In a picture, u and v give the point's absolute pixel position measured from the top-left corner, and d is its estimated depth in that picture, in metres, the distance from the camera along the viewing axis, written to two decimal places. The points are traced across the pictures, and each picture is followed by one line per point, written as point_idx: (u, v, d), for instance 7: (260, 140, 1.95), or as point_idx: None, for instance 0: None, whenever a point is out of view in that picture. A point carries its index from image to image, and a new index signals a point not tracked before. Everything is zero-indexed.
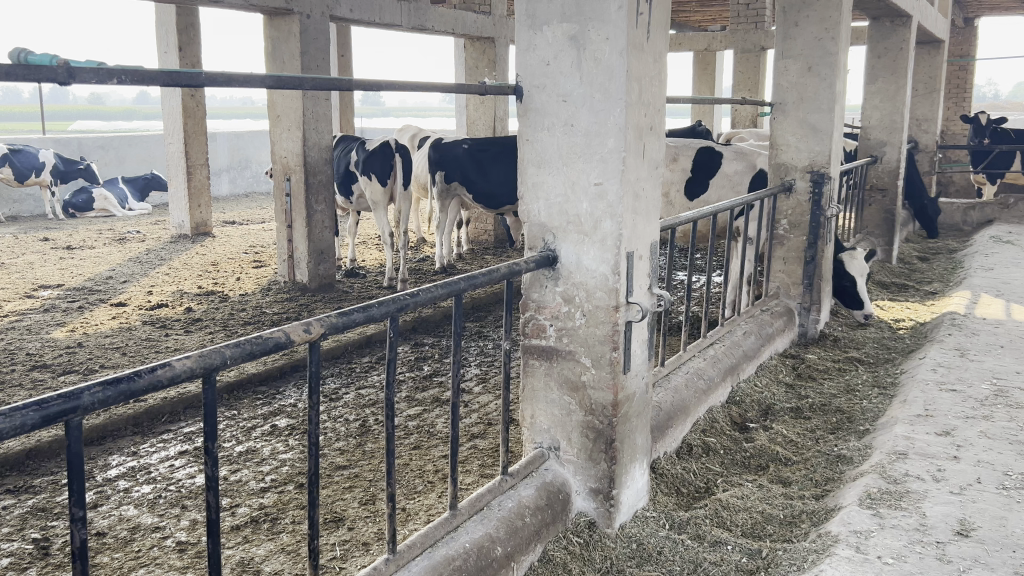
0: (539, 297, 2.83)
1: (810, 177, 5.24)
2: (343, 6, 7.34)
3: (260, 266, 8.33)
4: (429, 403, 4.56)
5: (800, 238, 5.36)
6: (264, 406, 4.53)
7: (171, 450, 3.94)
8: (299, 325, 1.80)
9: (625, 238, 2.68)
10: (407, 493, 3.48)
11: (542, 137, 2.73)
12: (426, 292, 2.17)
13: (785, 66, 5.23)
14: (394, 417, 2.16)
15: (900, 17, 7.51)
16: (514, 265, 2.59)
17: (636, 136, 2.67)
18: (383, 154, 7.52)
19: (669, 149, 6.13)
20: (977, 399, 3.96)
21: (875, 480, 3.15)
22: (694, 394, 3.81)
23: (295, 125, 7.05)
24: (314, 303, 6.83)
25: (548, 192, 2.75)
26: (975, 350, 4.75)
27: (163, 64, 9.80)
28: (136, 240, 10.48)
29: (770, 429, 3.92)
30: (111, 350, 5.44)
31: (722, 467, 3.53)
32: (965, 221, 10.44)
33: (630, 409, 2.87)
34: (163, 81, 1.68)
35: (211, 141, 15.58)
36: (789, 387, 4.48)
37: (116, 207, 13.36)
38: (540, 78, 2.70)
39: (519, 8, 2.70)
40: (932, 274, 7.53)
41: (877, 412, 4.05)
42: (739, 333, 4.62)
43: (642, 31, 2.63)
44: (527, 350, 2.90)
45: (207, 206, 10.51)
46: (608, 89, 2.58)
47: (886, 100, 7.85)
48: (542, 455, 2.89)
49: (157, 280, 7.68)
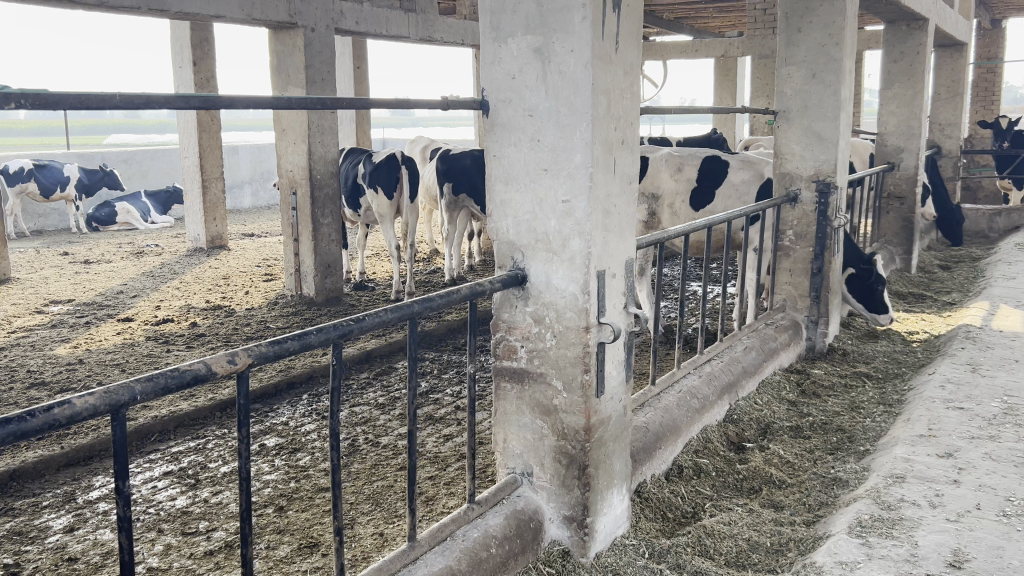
0: (510, 318, 2.74)
1: (815, 186, 5.10)
2: (349, 18, 7.33)
3: (270, 280, 8.33)
4: (421, 421, 4.47)
5: (807, 249, 5.22)
6: (256, 424, 4.48)
7: (155, 470, 3.90)
8: (223, 356, 1.73)
9: (596, 256, 2.57)
10: (389, 516, 3.40)
11: (509, 153, 2.64)
12: (372, 318, 2.09)
13: (789, 73, 5.11)
14: (339, 447, 2.07)
15: (915, 20, 7.33)
16: (477, 285, 2.49)
17: (605, 150, 2.57)
18: (389, 166, 7.48)
19: (673, 160, 5.97)
20: (984, 418, 3.79)
21: (868, 506, 3.01)
22: (686, 413, 3.68)
23: (301, 138, 7.05)
24: (318, 317, 6.79)
25: (516, 210, 2.66)
26: (987, 365, 4.56)
27: (178, 79, 9.86)
28: (153, 254, 10.55)
29: (767, 450, 3.79)
30: (111, 367, 5.43)
31: (713, 490, 3.41)
32: (990, 227, 10.17)
33: (605, 434, 2.77)
34: (71, 103, 1.65)
35: (233, 154, 15.68)
36: (791, 405, 4.33)
37: (138, 220, 13.44)
38: (506, 92, 2.61)
39: (483, 20, 2.62)
40: (953, 283, 7.31)
41: (879, 431, 3.90)
42: (739, 348, 4.48)
43: (610, 43, 2.53)
44: (498, 372, 2.81)
45: (222, 220, 10.53)
46: (573, 102, 2.48)
47: (902, 105, 7.68)
48: (514, 481, 2.80)
49: (167, 294, 7.70)
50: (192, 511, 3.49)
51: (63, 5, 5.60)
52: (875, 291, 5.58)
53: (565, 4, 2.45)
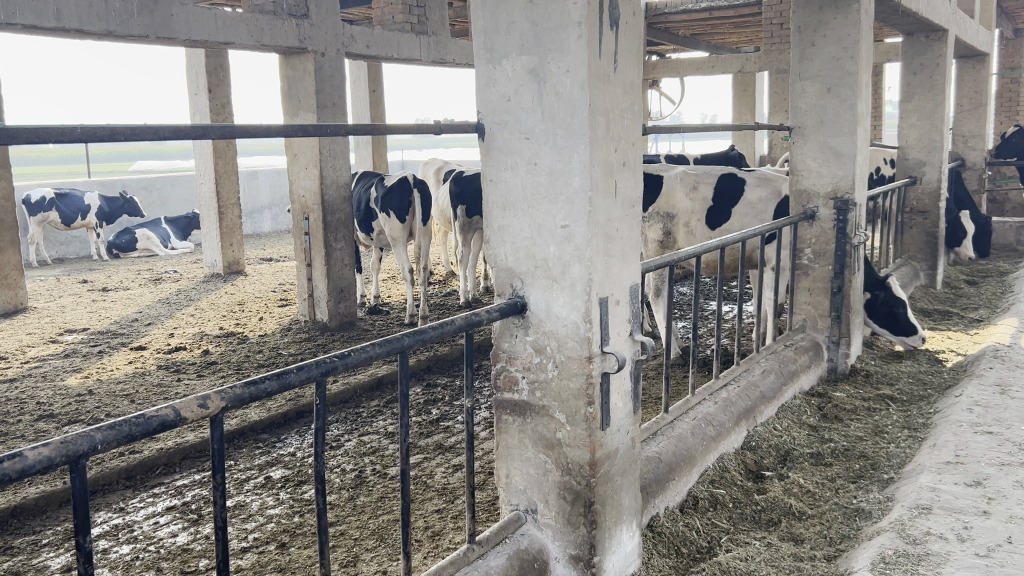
0: (510, 347, 2.64)
1: (833, 204, 4.97)
2: (360, 42, 7.31)
3: (284, 305, 8.29)
4: (431, 450, 4.35)
5: (825, 267, 5.06)
6: (261, 456, 4.40)
7: (158, 505, 3.81)
8: (194, 400, 1.64)
9: (597, 282, 2.46)
10: (392, 554, 3.28)
11: (505, 177, 2.55)
12: (358, 353, 2.00)
13: (803, 88, 4.99)
14: (323, 489, 1.97)
15: (935, 31, 7.17)
16: (473, 314, 2.38)
17: (605, 173, 2.47)
18: (401, 190, 7.43)
19: (689, 177, 5.83)
20: (1014, 443, 3.63)
21: (892, 540, 2.86)
22: (701, 441, 3.54)
23: (312, 163, 7.02)
24: (331, 343, 6.71)
25: (513, 236, 2.57)
26: (1017, 386, 4.38)
27: (194, 105, 9.90)
28: (171, 280, 10.55)
29: (786, 478, 3.65)
30: (119, 397, 5.37)
31: (730, 524, 3.27)
32: (1018, 240, 9.93)
33: (612, 468, 2.64)
34: (27, 136, 1.58)
35: (252, 179, 15.75)
36: (812, 430, 4.18)
37: (158, 246, 13.44)
38: (502, 114, 2.52)
39: (477, 41, 2.54)
40: (979, 299, 7.11)
41: (904, 458, 3.74)
42: (757, 371, 4.34)
43: (608, 62, 2.44)
44: (499, 404, 2.70)
45: (239, 245, 10.52)
46: (570, 125, 2.38)
47: (923, 118, 7.53)
48: (518, 518, 2.69)
49: (181, 322, 7.67)
50: (193, 548, 3.40)
51: (71, 36, 5.60)
52: (899, 312, 5.42)
53: (560, 23, 2.36)
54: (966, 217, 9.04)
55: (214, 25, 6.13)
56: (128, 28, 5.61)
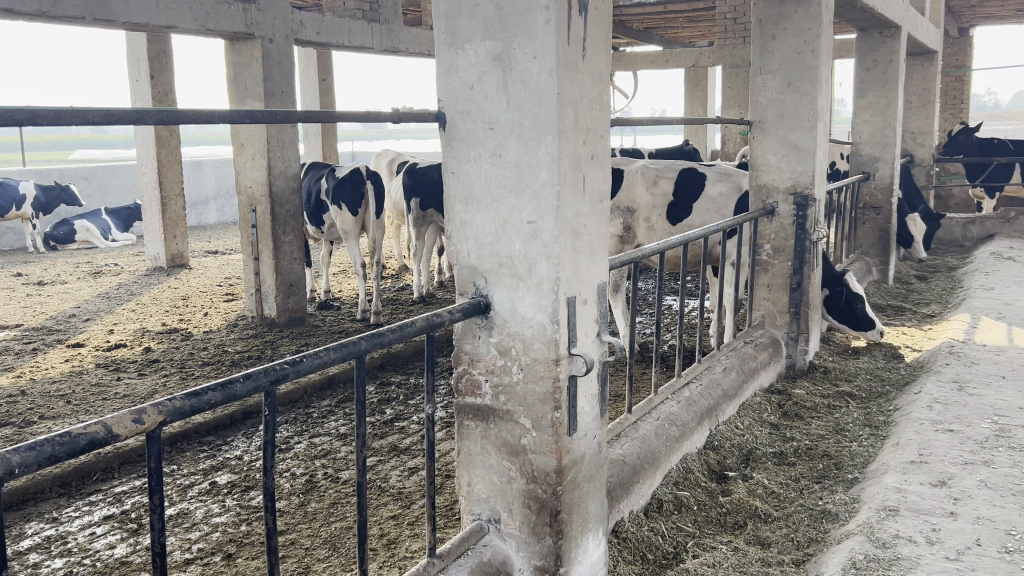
0: (473, 349, 2.50)
1: (793, 199, 4.93)
2: (309, 29, 7.08)
3: (230, 300, 8.03)
4: (385, 452, 4.20)
5: (785, 263, 5.03)
6: (206, 459, 4.20)
7: (95, 514, 3.60)
8: (128, 415, 1.48)
9: (565, 281, 2.34)
10: (346, 564, 3.13)
11: (468, 169, 2.41)
12: (311, 359, 1.84)
13: (763, 82, 4.94)
14: (272, 506, 1.81)
15: (888, 28, 7.20)
16: (434, 315, 2.24)
17: (573, 167, 2.35)
18: (353, 181, 7.22)
19: (649, 172, 5.76)
20: (976, 441, 3.61)
21: (861, 544, 2.80)
22: (665, 442, 3.46)
23: (260, 153, 6.78)
24: (280, 340, 6.49)
25: (476, 232, 2.43)
26: (974, 383, 4.38)
27: (135, 92, 9.54)
28: (111, 274, 10.17)
29: (750, 479, 3.58)
30: (55, 398, 5.10)
31: (696, 527, 3.19)
32: (964, 236, 10.08)
33: (578, 475, 2.53)
34: None
35: (197, 169, 15.32)
36: (773, 429, 4.12)
37: (98, 238, 12.97)
38: (464, 103, 2.38)
39: (438, 25, 2.40)
40: (930, 294, 7.18)
41: (868, 457, 3.70)
42: (718, 369, 4.27)
43: (577, 48, 2.31)
44: (461, 409, 2.57)
45: (183, 237, 10.17)
46: (537, 115, 2.26)
47: (877, 114, 7.58)
48: (481, 528, 2.56)
49: (122, 317, 7.37)
50: (132, 561, 3.19)
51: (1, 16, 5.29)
52: (857, 307, 5.42)
53: (527, 6, 2.22)
54: (914, 219, 9.04)
55: (156, 8, 5.86)
56: (63, 9, 5.33)
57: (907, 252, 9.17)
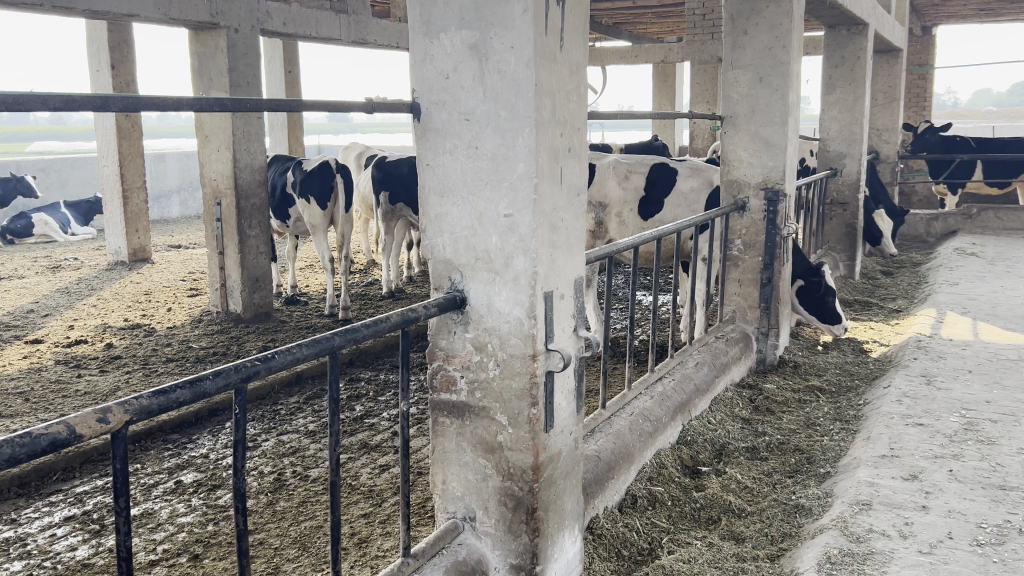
0: (448, 345, 2.46)
1: (764, 194, 4.94)
2: (276, 19, 6.97)
3: (194, 296, 7.89)
4: (356, 450, 4.14)
5: (755, 258, 5.05)
6: (171, 458, 4.11)
7: (55, 516, 3.49)
8: (92, 414, 1.42)
9: (543, 276, 2.31)
10: (316, 564, 3.07)
11: (443, 161, 2.36)
12: (283, 356, 1.78)
13: (735, 78, 4.94)
14: (242, 507, 1.75)
15: (856, 25, 7.26)
16: (409, 311, 2.19)
17: (550, 159, 2.31)
18: (322, 174, 7.11)
19: (621, 167, 5.74)
20: (945, 435, 3.64)
21: (836, 538, 2.80)
22: (639, 438, 3.44)
23: (225, 145, 6.66)
24: (246, 336, 6.38)
25: (452, 225, 2.39)
26: (942, 377, 4.43)
27: (95, 82, 9.33)
28: (71, 268, 9.94)
29: (723, 474, 3.58)
30: (12, 396, 4.96)
31: (670, 523, 3.17)
32: (928, 231, 10.22)
33: (555, 472, 2.50)
34: None
35: (159, 162, 15.05)
36: (745, 423, 4.13)
37: (57, 232, 12.68)
38: (440, 93, 2.33)
39: (412, 13, 2.35)
40: (896, 290, 7.25)
41: (839, 451, 3.72)
42: (690, 364, 4.27)
43: (554, 39, 2.27)
44: (435, 406, 2.52)
45: (145, 231, 9.97)
46: (514, 106, 2.21)
47: (844, 110, 7.65)
48: (455, 527, 2.52)
49: (82, 313, 7.20)
50: (94, 563, 3.11)
51: None
52: (826, 302, 5.45)
53: None
54: (880, 215, 9.14)
55: None
56: None
57: (877, 247, 9.26)
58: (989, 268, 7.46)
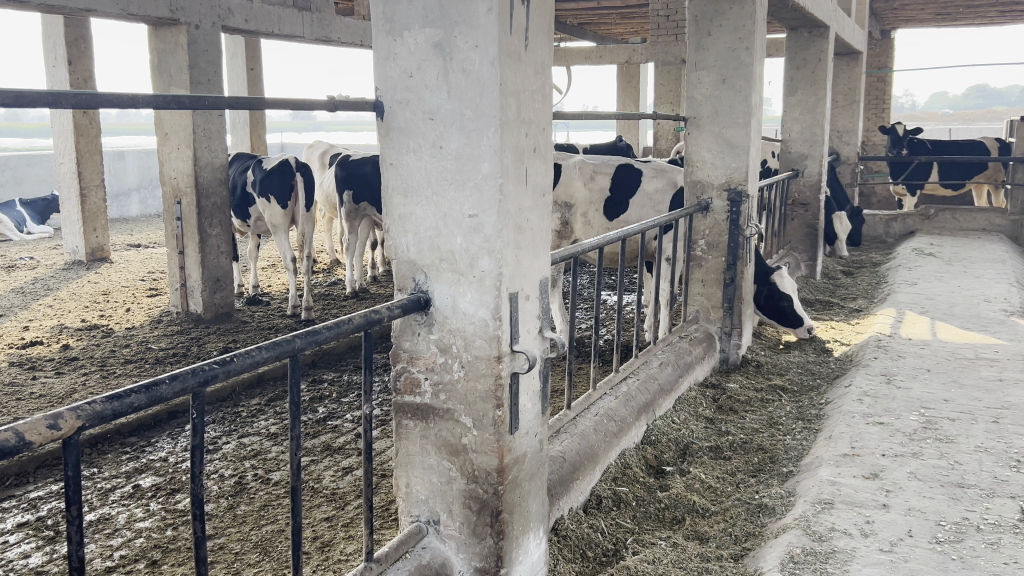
0: (412, 347, 2.43)
1: (726, 195, 4.97)
2: (237, 16, 6.88)
3: (154, 296, 7.75)
4: (319, 452, 4.09)
5: (719, 259, 5.08)
6: (130, 461, 4.03)
7: (8, 522, 3.40)
8: (42, 420, 1.37)
9: (507, 276, 2.30)
10: (277, 568, 3.02)
11: (407, 161, 2.34)
12: (241, 359, 1.75)
13: (699, 79, 4.97)
14: (199, 513, 1.71)
15: (817, 27, 7.35)
16: (372, 312, 2.16)
17: (515, 159, 2.30)
18: (282, 173, 7.03)
19: (586, 167, 5.74)
20: (905, 433, 3.69)
21: (799, 538, 2.82)
22: (603, 438, 3.44)
23: (185, 143, 6.56)
24: (206, 336, 6.28)
25: (416, 225, 2.36)
26: (902, 376, 4.49)
27: (51, 78, 9.13)
28: (26, 268, 9.71)
29: (687, 474, 3.59)
30: None
31: (635, 523, 3.17)
32: (887, 232, 10.38)
33: (520, 473, 2.49)
34: None
35: (119, 160, 14.79)
36: (708, 423, 4.15)
37: (13, 231, 12.41)
38: (403, 91, 2.31)
39: (376, 10, 2.31)
40: (856, 290, 7.36)
41: (801, 451, 3.75)
42: (655, 364, 4.28)
43: (519, 39, 2.26)
44: (399, 408, 2.49)
45: (103, 230, 9.77)
46: (478, 105, 2.20)
47: (806, 112, 7.74)
48: (419, 530, 2.49)
49: (38, 314, 7.04)
50: (48, 570, 3.03)
51: None
52: (784, 306, 5.50)
53: None
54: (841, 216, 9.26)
55: None
56: None
57: (830, 249, 9.38)
58: (946, 268, 7.59)
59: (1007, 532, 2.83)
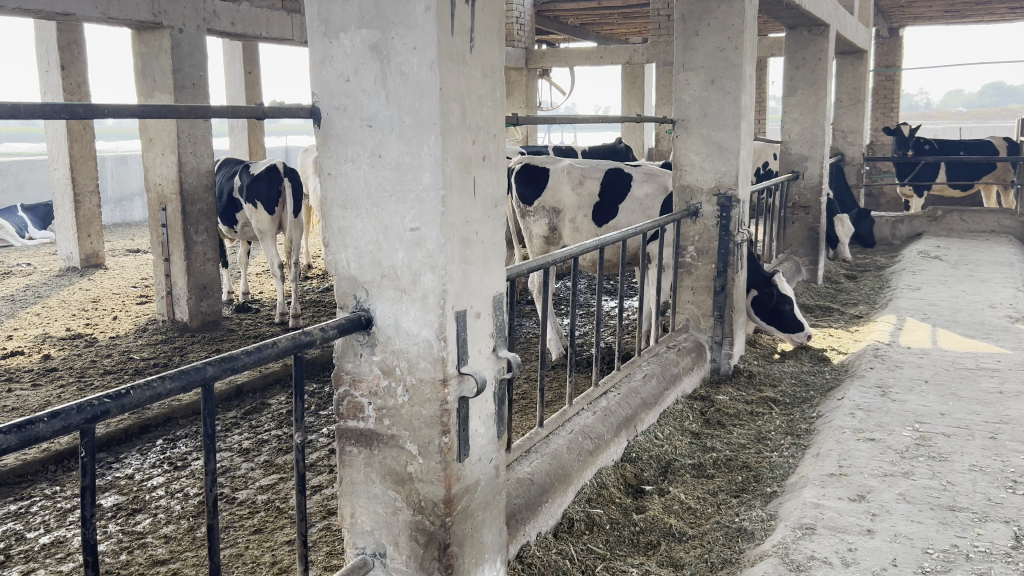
0: (354, 368, 2.28)
1: (716, 200, 4.81)
2: (222, 19, 6.76)
3: (144, 303, 7.64)
4: (288, 470, 3.96)
5: (709, 265, 4.91)
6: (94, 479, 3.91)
7: None
8: None
9: (452, 293, 2.15)
10: None
11: (346, 170, 2.19)
12: (138, 392, 1.60)
13: (686, 79, 4.80)
14: (91, 557, 1.56)
15: (817, 26, 7.15)
16: (301, 334, 2.01)
17: (460, 169, 2.15)
18: (269, 178, 6.90)
19: (575, 172, 5.60)
20: (897, 451, 3.51)
21: (776, 567, 2.65)
22: (578, 457, 3.28)
23: (170, 149, 6.44)
24: (189, 346, 6.16)
25: (357, 238, 2.21)
26: (897, 388, 4.31)
27: (44, 84, 9.04)
28: (20, 274, 9.62)
29: (667, 494, 3.43)
30: None
31: (607, 548, 3.01)
32: (893, 234, 10.15)
33: (471, 503, 2.34)
34: None
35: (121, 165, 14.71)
36: (693, 438, 3.98)
37: (13, 237, 12.37)
38: (340, 98, 2.16)
39: (311, 11, 2.16)
40: (858, 295, 7.17)
41: (787, 469, 3.58)
42: (638, 376, 4.11)
43: (463, 40, 2.11)
44: (342, 434, 2.34)
45: (98, 236, 9.67)
46: (417, 111, 2.05)
47: (806, 113, 7.56)
48: (365, 563, 2.35)
49: (24, 322, 6.95)
50: None
51: None
52: (779, 313, 5.32)
53: None
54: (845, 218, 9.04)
55: None
56: None
57: (833, 253, 9.17)
58: (951, 271, 7.38)
59: (998, 561, 2.65)
